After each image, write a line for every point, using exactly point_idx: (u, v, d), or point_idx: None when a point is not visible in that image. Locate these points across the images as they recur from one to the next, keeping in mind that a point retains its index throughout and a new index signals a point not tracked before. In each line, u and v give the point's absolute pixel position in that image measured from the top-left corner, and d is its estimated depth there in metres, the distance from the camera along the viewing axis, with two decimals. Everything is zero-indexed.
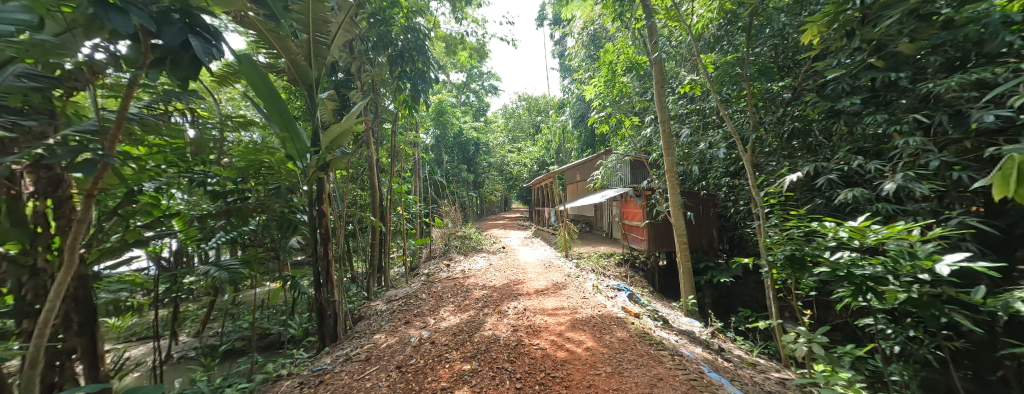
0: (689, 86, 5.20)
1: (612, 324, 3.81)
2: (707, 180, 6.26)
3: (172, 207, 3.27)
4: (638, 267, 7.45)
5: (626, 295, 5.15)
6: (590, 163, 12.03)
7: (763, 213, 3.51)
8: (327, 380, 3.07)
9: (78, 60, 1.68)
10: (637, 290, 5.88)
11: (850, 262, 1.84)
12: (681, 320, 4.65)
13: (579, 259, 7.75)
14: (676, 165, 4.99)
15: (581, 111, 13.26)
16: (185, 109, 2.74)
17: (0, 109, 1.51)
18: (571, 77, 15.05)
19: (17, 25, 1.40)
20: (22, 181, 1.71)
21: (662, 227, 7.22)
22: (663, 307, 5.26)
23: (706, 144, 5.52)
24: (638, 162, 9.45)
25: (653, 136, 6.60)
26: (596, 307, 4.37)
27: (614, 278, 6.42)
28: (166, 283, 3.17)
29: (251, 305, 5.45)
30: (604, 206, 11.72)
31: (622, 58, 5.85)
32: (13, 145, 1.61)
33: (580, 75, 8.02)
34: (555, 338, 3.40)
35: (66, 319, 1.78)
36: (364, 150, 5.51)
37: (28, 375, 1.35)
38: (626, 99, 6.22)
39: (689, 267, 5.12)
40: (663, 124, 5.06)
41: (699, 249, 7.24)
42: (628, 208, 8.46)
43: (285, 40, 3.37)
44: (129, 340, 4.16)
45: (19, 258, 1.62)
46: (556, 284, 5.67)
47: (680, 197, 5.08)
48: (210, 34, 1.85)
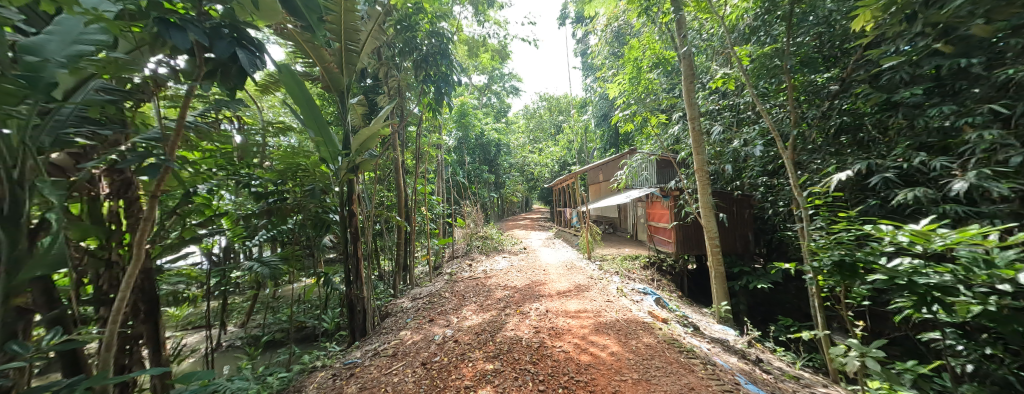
0: (721, 80, 4.99)
1: (638, 329, 3.74)
2: (741, 179, 5.98)
3: (221, 207, 3.53)
4: (667, 270, 7.25)
5: (653, 299, 5.02)
6: (613, 163, 11.82)
7: (807, 215, 3.31)
8: (358, 373, 3.21)
9: (145, 74, 1.86)
10: (664, 295, 5.71)
11: (912, 271, 1.72)
12: (713, 327, 4.47)
13: (602, 261, 7.63)
14: (707, 164, 4.83)
15: (604, 110, 13.02)
16: (233, 116, 2.95)
17: (83, 120, 1.73)
18: (594, 76, 14.81)
19: (96, 46, 1.57)
20: (100, 183, 1.90)
21: (691, 229, 7.00)
22: (692, 313, 5.09)
23: (739, 142, 5.28)
24: (664, 162, 9.19)
25: (681, 134, 6.40)
26: (620, 311, 4.30)
27: (640, 280, 6.27)
28: (217, 278, 3.42)
29: (289, 299, 5.77)
30: (628, 207, 11.47)
31: (649, 54, 5.85)
32: (92, 152, 1.84)
33: (603, 73, 7.91)
34: (578, 342, 3.37)
35: (135, 308, 1.97)
36: (391, 153, 5.69)
37: (104, 357, 1.51)
38: (652, 96, 6.05)
39: (722, 271, 4.92)
40: (693, 121, 4.90)
41: (732, 253, 6.96)
42: (654, 209, 8.24)
43: (319, 50, 3.59)
44: (185, 328, 4.55)
45: (94, 252, 1.84)
46: (579, 286, 5.62)
47: (710, 198, 4.90)
48: (254, 46, 1.99)
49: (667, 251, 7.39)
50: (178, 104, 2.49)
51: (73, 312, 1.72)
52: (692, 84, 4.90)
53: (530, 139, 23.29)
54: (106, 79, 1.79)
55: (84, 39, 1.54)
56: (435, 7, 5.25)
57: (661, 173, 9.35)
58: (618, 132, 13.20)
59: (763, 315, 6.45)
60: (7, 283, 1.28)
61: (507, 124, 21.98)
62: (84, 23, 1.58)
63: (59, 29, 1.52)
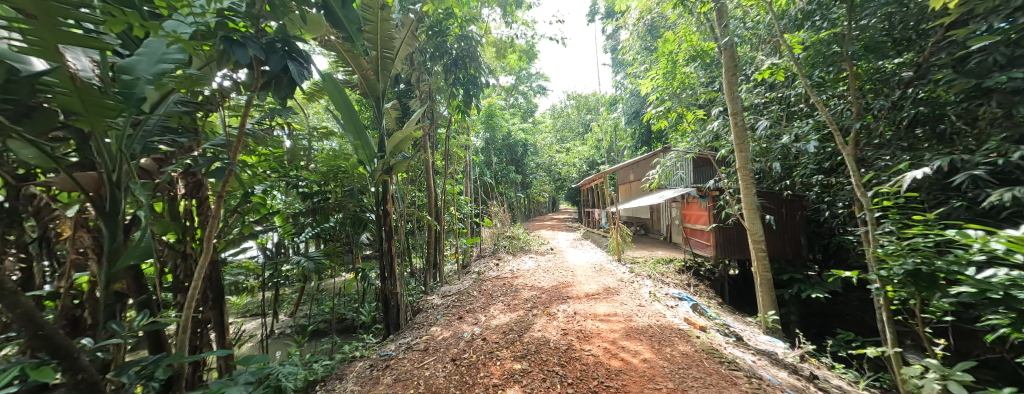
0: (768, 71, 4.76)
1: (672, 335, 3.64)
2: (792, 178, 5.59)
3: (274, 206, 3.84)
4: (705, 275, 7.03)
5: (690, 305, 4.85)
6: (644, 162, 11.48)
7: (871, 217, 3.04)
8: (392, 364, 3.38)
9: (212, 87, 2.08)
10: (702, 301, 5.48)
11: (1007, 282, 1.53)
12: (759, 338, 4.21)
13: (633, 263, 7.44)
14: (750, 162, 4.57)
15: (636, 107, 12.59)
16: (283, 122, 3.19)
17: (165, 129, 1.97)
18: (625, 72, 14.35)
19: (176, 63, 1.76)
20: (177, 185, 2.15)
21: (733, 232, 6.64)
22: (733, 321, 4.85)
23: (790, 137, 4.93)
24: (701, 160, 8.81)
25: (721, 130, 6.07)
26: (653, 316, 4.20)
27: (674, 285, 6.06)
28: (270, 271, 3.74)
29: (331, 292, 6.17)
30: (662, 208, 11.08)
31: (686, 47, 5.83)
32: (173, 157, 2.08)
33: (635, 69, 7.72)
34: (607, 346, 3.34)
35: (204, 295, 2.22)
36: (422, 154, 5.89)
37: (181, 338, 1.72)
38: (688, 90, 5.76)
39: (769, 278, 4.65)
40: (734, 116, 4.65)
41: (781, 258, 6.55)
42: (691, 210, 7.89)
43: (358, 58, 3.86)
44: (244, 316, 5.03)
45: (174, 245, 2.08)
46: (608, 289, 5.54)
47: (755, 199, 4.64)
48: (301, 58, 2.16)
49: (704, 254, 7.07)
50: (239, 112, 2.74)
51: (156, 297, 1.96)
52: (734, 76, 4.64)
53: (558, 139, 23.07)
54: (183, 92, 2.01)
55: (166, 58, 1.73)
56: (465, 11, 5.34)
57: (699, 172, 8.96)
58: (650, 130, 12.74)
59: (817, 325, 5.98)
60: (108, 270, 1.49)
61: (534, 124, 21.95)
62: (166, 44, 1.77)
63: (147, 52, 1.73)
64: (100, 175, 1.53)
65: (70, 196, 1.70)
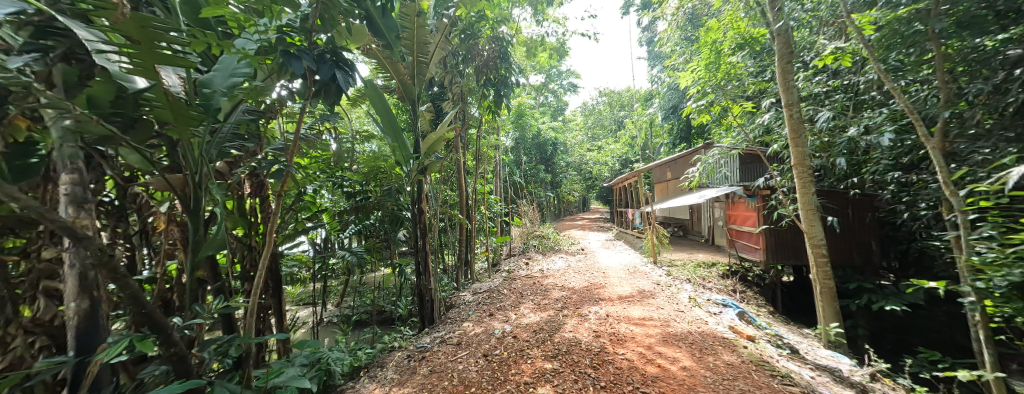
0: (831, 56, 4.31)
1: (715, 344, 3.49)
2: (860, 176, 5.04)
3: (322, 204, 4.14)
4: (754, 281, 6.48)
5: (735, 312, 4.58)
6: (683, 160, 10.92)
7: (966, 220, 2.80)
8: (428, 356, 3.53)
9: (273, 98, 2.30)
10: (750, 308, 5.14)
11: None
12: (820, 353, 3.80)
13: (670, 266, 7.18)
14: (808, 159, 4.21)
15: (674, 101, 11.90)
16: (330, 126, 3.40)
17: (235, 136, 2.21)
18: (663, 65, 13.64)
19: (243, 77, 1.97)
20: (244, 187, 2.42)
21: (786, 236, 6.23)
22: (788, 332, 4.46)
23: (857, 129, 4.41)
24: (749, 157, 8.24)
25: (773, 123, 5.61)
26: (693, 323, 4.05)
27: (717, 290, 5.72)
28: (319, 264, 4.05)
29: (371, 285, 6.55)
30: (704, 208, 10.49)
31: (732, 34, 5.59)
32: (242, 160, 2.33)
33: (674, 61, 7.37)
34: (643, 351, 3.28)
35: (265, 285, 2.47)
36: (455, 155, 6.06)
37: (248, 321, 1.93)
38: (735, 80, 5.36)
39: (831, 287, 4.26)
40: (788, 108, 4.29)
41: (847, 265, 6.05)
42: (737, 211, 7.43)
43: (396, 64, 4.05)
44: (298, 303, 5.52)
45: (244, 239, 2.35)
46: (642, 292, 5.40)
47: (814, 199, 4.25)
48: (347, 67, 2.33)
49: (754, 259, 6.61)
50: (293, 118, 2.95)
51: (228, 285, 2.21)
52: (789, 64, 4.28)
53: (589, 137, 22.59)
54: (249, 102, 2.24)
55: (237, 73, 1.95)
56: (497, 13, 5.38)
57: (746, 169, 8.34)
58: (689, 125, 12.06)
59: (891, 342, 5.33)
60: (193, 258, 1.70)
61: (564, 122, 21.64)
62: (236, 60, 1.99)
63: (221, 68, 1.97)
64: (187, 176, 1.75)
65: (162, 194, 1.96)
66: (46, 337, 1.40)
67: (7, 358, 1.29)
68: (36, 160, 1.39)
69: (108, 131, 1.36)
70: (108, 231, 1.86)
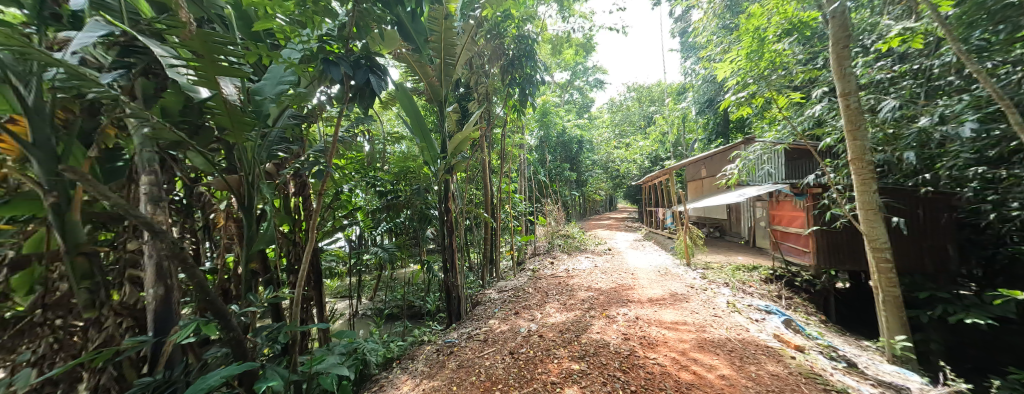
0: (899, 38, 3.94)
1: (758, 353, 3.29)
2: (934, 172, 4.56)
3: (357, 203, 4.38)
4: (801, 287, 6.09)
5: (780, 320, 4.30)
6: (719, 156, 10.37)
7: None
8: (456, 351, 3.63)
9: (315, 104, 2.46)
10: (798, 316, 4.73)
11: None
12: (885, 369, 3.28)
13: (705, 269, 6.89)
14: (868, 154, 3.66)
15: (710, 94, 11.30)
16: (364, 128, 3.55)
17: (282, 139, 2.40)
18: (697, 57, 13.01)
19: (288, 85, 2.13)
20: (289, 186, 2.62)
21: (841, 238, 5.86)
22: (844, 343, 4.01)
23: (930, 119, 3.98)
24: (799, 152, 7.69)
25: (826, 114, 5.17)
26: (732, 329, 3.86)
27: (756, 294, 5.43)
28: (355, 259, 4.26)
29: (401, 281, 6.80)
30: (743, 207, 9.95)
31: (777, 20, 5.03)
32: (286, 161, 2.51)
33: (710, 51, 6.94)
34: (675, 356, 3.19)
35: (307, 278, 2.66)
36: (480, 154, 6.14)
37: (294, 311, 2.09)
38: (781, 70, 5.00)
39: (898, 295, 3.68)
40: (843, 98, 3.76)
41: (916, 271, 5.59)
42: (782, 211, 7.01)
43: (424, 67, 4.18)
44: (335, 296, 5.85)
45: (289, 236, 2.55)
46: (674, 295, 5.25)
47: (875, 198, 3.68)
48: (380, 71, 2.43)
49: (801, 263, 6.21)
50: (331, 121, 3.10)
51: (277, 277, 2.41)
52: (845, 48, 3.73)
53: (616, 134, 22.04)
54: (294, 108, 2.41)
55: (283, 81, 2.12)
56: (523, 11, 5.36)
57: (793, 165, 7.80)
58: (727, 120, 11.45)
59: (972, 360, 4.74)
60: (248, 251, 1.88)
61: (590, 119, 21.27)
62: (282, 69, 2.16)
63: (270, 77, 2.13)
64: (242, 177, 1.91)
65: (222, 193, 2.16)
66: (131, 318, 1.58)
67: (102, 336, 1.48)
68: (122, 163, 1.66)
69: (178, 137, 1.52)
70: (177, 227, 2.06)
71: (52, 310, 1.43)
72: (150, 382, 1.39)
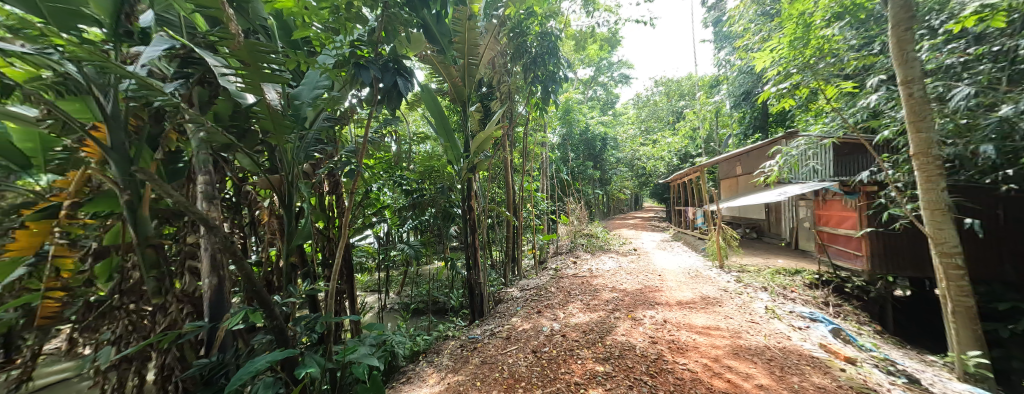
0: (976, 17, 3.59)
1: (801, 363, 3.10)
2: (1014, 167, 4.07)
3: (385, 201, 4.55)
4: (852, 294, 5.66)
5: (827, 328, 4.01)
6: (756, 153, 9.86)
7: None
8: (480, 347, 3.70)
9: (348, 107, 2.58)
10: (848, 325, 4.37)
11: None
12: (957, 388, 2.96)
13: (738, 272, 6.60)
14: (935, 148, 3.28)
15: (746, 86, 10.64)
16: (391, 128, 3.67)
17: (317, 140, 2.53)
18: (733, 47, 12.29)
19: (322, 89, 2.25)
20: (324, 185, 2.76)
21: (900, 241, 5.49)
22: (903, 356, 3.66)
23: (1013, 107, 3.61)
24: (853, 146, 7.15)
25: (881, 105, 4.75)
26: (771, 337, 3.66)
27: (795, 299, 5.14)
28: (383, 254, 4.44)
29: (425, 277, 6.98)
30: (784, 207, 9.42)
31: (826, 4, 4.95)
32: (320, 162, 2.63)
33: (749, 40, 6.56)
34: (707, 362, 3.09)
35: (341, 272, 2.80)
36: (502, 153, 6.18)
37: (328, 304, 2.20)
38: (830, 57, 4.67)
39: (973, 307, 3.27)
40: (904, 86, 3.41)
41: (994, 279, 5.16)
42: (830, 211, 6.64)
43: (448, 68, 4.26)
44: (365, 290, 6.11)
45: (325, 232, 2.70)
46: (706, 298, 5.08)
47: (944, 196, 3.29)
48: (407, 73, 2.51)
49: (852, 268, 5.85)
50: (362, 122, 3.21)
51: (313, 271, 2.55)
52: (907, 31, 3.33)
53: (641, 130, 21.44)
54: (328, 111, 2.54)
55: (319, 85, 2.25)
56: (545, 7, 5.31)
57: (844, 162, 7.29)
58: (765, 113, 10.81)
59: None
60: (287, 246, 2.01)
61: (614, 116, 20.85)
62: (319, 74, 2.30)
63: (307, 82, 2.27)
64: (282, 176, 2.03)
65: (265, 192, 2.31)
66: (190, 305, 1.73)
67: (167, 320, 1.63)
68: (182, 165, 1.83)
69: (228, 140, 1.64)
70: (228, 223, 2.22)
71: (127, 295, 1.60)
72: (206, 364, 1.55)
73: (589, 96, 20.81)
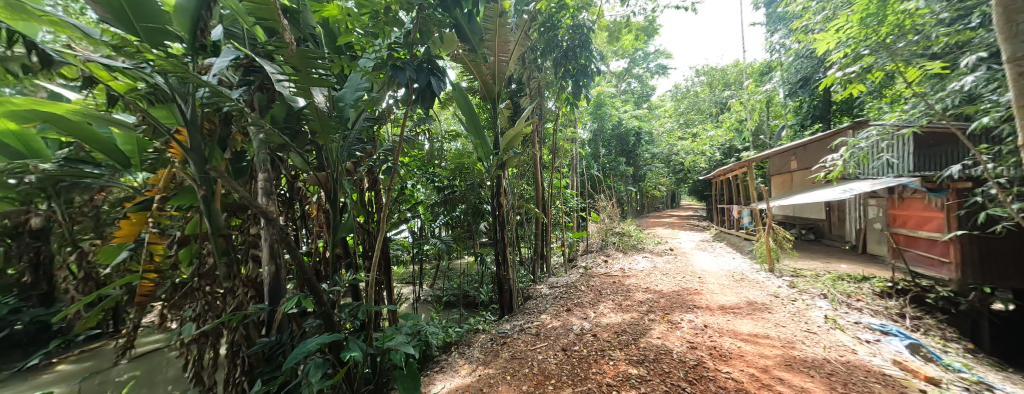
0: None
1: (870, 380, 2.81)
2: None
3: (419, 196, 4.72)
4: (936, 306, 5.05)
5: (902, 343, 3.62)
6: (815, 145, 9.10)
7: None
8: (509, 342, 3.77)
9: (385, 107, 2.73)
10: (930, 341, 3.90)
11: None
12: None
13: (791, 277, 6.16)
14: None
15: (805, 71, 9.76)
16: (425, 127, 3.78)
17: (359, 140, 2.68)
18: (788, 29, 11.26)
19: (363, 90, 2.40)
20: (364, 182, 2.92)
21: (998, 247, 5.05)
22: (1001, 380, 3.17)
23: None
24: (943, 136, 6.37)
25: (976, 89, 4.13)
26: (831, 349, 3.39)
27: (855, 306, 4.72)
28: (417, 248, 4.62)
29: (456, 271, 7.16)
30: (848, 206, 8.62)
31: None
32: (361, 160, 2.79)
33: (814, 19, 6.04)
34: (754, 372, 2.91)
35: (379, 265, 2.97)
36: (531, 149, 6.18)
37: (370, 294, 2.33)
38: (913, 34, 4.19)
39: None
40: (1009, 67, 1.92)
41: None
42: (910, 211, 6.15)
43: (479, 66, 4.28)
44: (400, 282, 6.40)
45: (366, 227, 2.87)
46: (752, 304, 4.81)
47: None
48: (440, 73, 2.59)
49: (939, 276, 5.43)
50: (398, 121, 3.33)
51: (355, 263, 2.71)
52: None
53: (679, 123, 20.44)
54: (368, 111, 2.68)
55: (359, 87, 2.42)
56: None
57: (929, 153, 6.55)
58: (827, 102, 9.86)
59: None
60: (332, 238, 2.16)
61: (648, 109, 20.08)
62: (359, 77, 2.46)
63: (350, 85, 2.46)
64: (329, 173, 2.18)
65: (314, 188, 2.48)
66: (253, 289, 1.91)
67: (236, 302, 1.84)
68: (245, 163, 2.05)
69: (284, 141, 1.77)
70: (282, 216, 2.43)
71: (203, 279, 1.81)
72: (267, 342, 1.73)
73: (622, 89, 20.17)
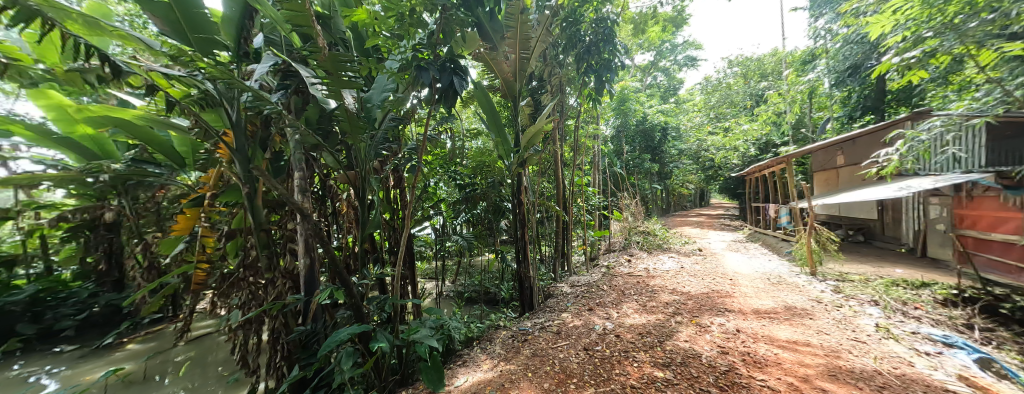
0: None
1: None
2: None
3: (442, 194, 4.81)
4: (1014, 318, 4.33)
5: (970, 357, 3.31)
6: (867, 139, 8.51)
7: None
8: (530, 340, 3.80)
9: (411, 107, 2.82)
10: (1003, 355, 3.54)
11: None
12: None
13: (838, 281, 5.80)
14: None
15: (855, 58, 9.09)
16: (447, 126, 3.85)
17: (386, 140, 2.79)
18: (832, 15, 10.52)
19: (390, 92, 2.51)
20: (390, 180, 3.03)
21: None
22: None
23: None
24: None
25: None
26: (882, 360, 3.17)
27: (903, 313, 4.42)
28: (440, 245, 4.73)
29: (478, 268, 7.24)
30: (903, 205, 8.01)
31: None
32: (387, 159, 2.89)
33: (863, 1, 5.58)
34: (792, 381, 2.77)
35: (405, 261, 3.07)
36: (552, 146, 6.14)
37: (395, 288, 2.42)
38: (983, 14, 3.79)
39: None
40: None
41: None
42: (983, 211, 5.64)
43: (499, 64, 4.28)
44: (424, 277, 6.55)
45: (393, 224, 2.98)
46: (791, 309, 4.60)
47: None
48: (462, 72, 2.63)
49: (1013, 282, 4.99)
50: (422, 120, 3.40)
51: (381, 258, 2.83)
52: None
53: (709, 117, 19.62)
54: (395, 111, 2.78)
55: (386, 88, 2.54)
56: None
57: (1004, 146, 6.08)
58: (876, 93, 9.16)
59: None
60: (361, 233, 2.26)
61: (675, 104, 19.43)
62: (386, 79, 2.57)
63: (377, 86, 2.57)
64: (357, 172, 2.27)
65: (345, 186, 2.60)
66: (291, 281, 2.03)
67: (276, 291, 1.98)
68: (283, 163, 2.17)
69: (317, 141, 1.86)
70: (317, 213, 2.56)
71: (247, 270, 1.94)
72: (303, 330, 1.88)
73: (647, 83, 19.61)
